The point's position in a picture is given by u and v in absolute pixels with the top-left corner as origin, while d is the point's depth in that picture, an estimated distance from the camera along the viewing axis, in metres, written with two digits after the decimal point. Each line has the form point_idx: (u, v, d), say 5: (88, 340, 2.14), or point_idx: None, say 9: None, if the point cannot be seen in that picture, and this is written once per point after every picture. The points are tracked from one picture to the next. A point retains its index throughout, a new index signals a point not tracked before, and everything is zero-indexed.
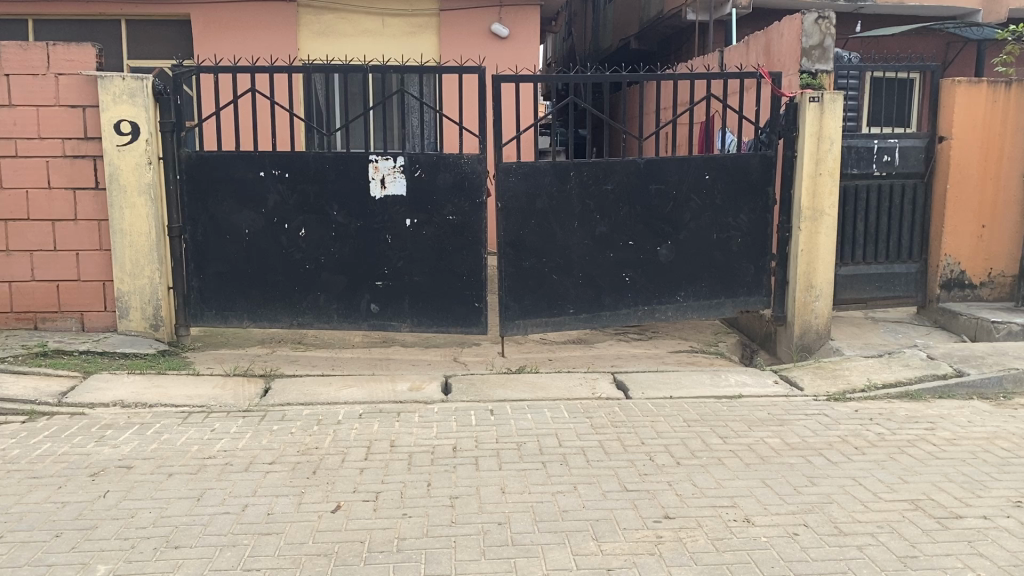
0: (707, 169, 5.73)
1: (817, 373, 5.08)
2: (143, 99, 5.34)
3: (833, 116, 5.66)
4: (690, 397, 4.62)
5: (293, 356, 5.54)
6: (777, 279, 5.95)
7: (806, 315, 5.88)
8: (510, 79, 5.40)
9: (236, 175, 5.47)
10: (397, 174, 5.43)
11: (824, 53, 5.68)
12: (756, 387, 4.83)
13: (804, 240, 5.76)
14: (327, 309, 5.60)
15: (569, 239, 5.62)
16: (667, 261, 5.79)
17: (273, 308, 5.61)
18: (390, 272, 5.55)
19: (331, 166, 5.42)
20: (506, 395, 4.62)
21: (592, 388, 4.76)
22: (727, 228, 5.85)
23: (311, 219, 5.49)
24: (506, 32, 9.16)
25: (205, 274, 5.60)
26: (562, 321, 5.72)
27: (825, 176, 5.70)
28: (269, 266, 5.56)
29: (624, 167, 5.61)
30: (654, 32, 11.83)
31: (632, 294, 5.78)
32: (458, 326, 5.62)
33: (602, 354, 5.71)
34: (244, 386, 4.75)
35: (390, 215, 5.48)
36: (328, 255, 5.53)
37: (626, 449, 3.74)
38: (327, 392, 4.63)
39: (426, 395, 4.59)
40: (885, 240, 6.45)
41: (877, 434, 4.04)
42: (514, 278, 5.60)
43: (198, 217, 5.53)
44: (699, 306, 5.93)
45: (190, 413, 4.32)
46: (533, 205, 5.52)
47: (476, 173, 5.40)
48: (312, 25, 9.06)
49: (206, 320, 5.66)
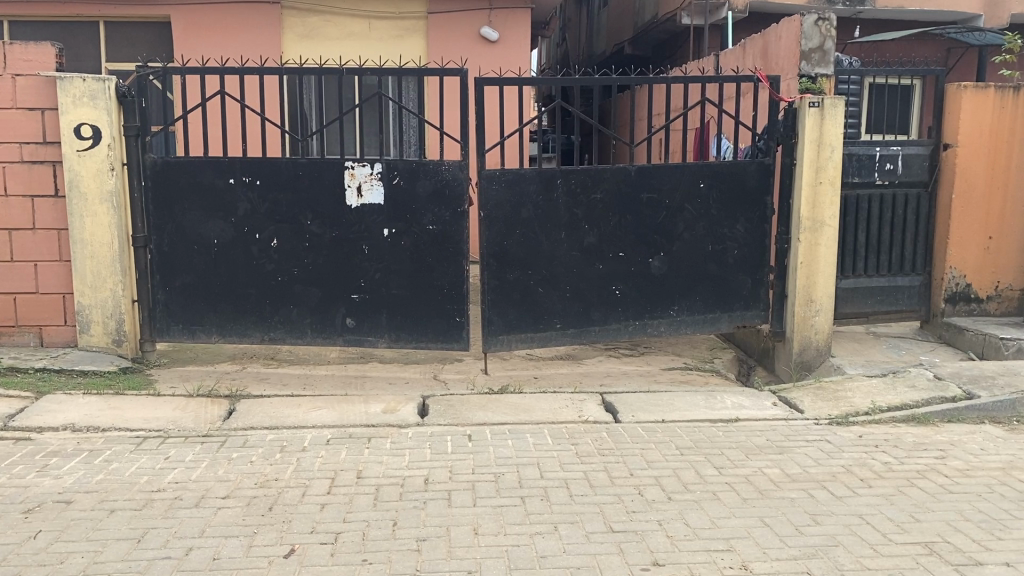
0: (702, 177, 5.45)
1: (818, 394, 4.79)
2: (105, 101, 5.04)
3: (834, 122, 5.38)
4: (683, 421, 4.32)
5: (263, 374, 5.23)
6: (775, 293, 5.67)
7: (805, 330, 5.59)
8: (494, 82, 5.09)
9: (205, 181, 5.17)
10: (374, 182, 5.13)
11: (823, 56, 5.45)
12: (753, 410, 4.53)
13: (803, 252, 5.48)
14: (300, 324, 5.30)
15: (556, 250, 5.32)
16: (660, 273, 5.50)
17: (243, 322, 5.31)
18: (366, 285, 5.24)
19: (304, 173, 5.13)
20: (486, 418, 4.32)
21: (578, 410, 4.46)
22: (723, 238, 5.56)
23: (284, 229, 5.19)
24: (496, 36, 8.89)
25: (171, 287, 5.29)
26: (549, 337, 5.42)
27: (825, 185, 5.42)
28: (239, 277, 5.26)
29: (614, 174, 5.32)
30: (648, 37, 11.58)
31: (623, 308, 5.49)
32: (439, 341, 5.32)
33: (590, 372, 5.41)
34: (206, 408, 4.44)
35: (367, 224, 5.18)
36: (301, 267, 5.24)
37: (613, 482, 3.45)
38: (294, 415, 4.32)
39: (401, 418, 4.28)
40: (887, 251, 6.18)
41: (884, 463, 3.75)
42: (498, 291, 5.30)
43: (164, 226, 5.23)
44: (694, 321, 5.64)
45: (145, 438, 4.01)
46: (518, 214, 5.23)
47: (457, 180, 5.10)
48: (297, 28, 8.80)
49: (172, 335, 5.35)
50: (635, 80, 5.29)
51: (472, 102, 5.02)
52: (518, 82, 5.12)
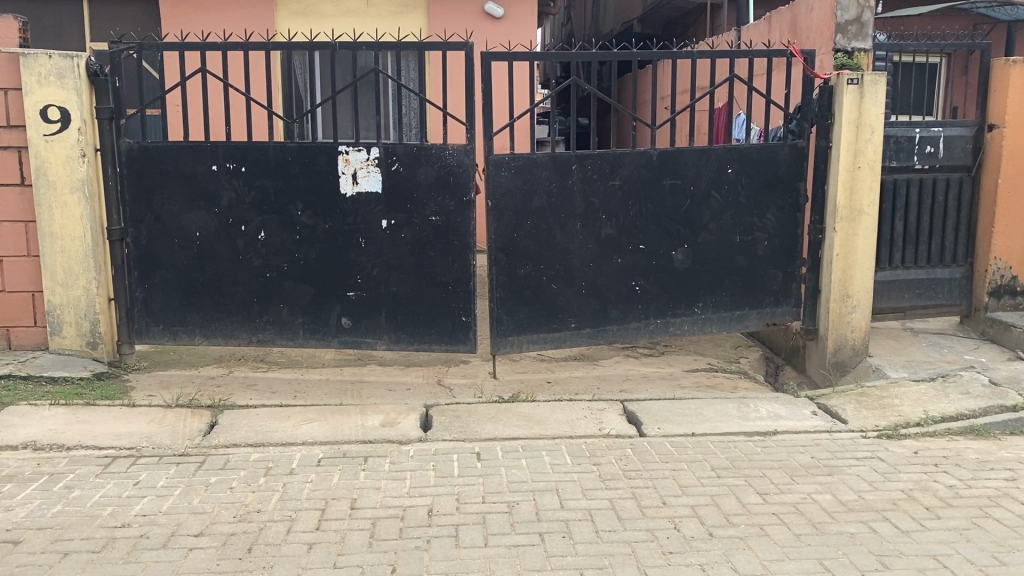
0: (730, 162, 4.98)
1: (861, 401, 4.34)
2: (73, 80, 4.57)
3: (874, 101, 4.91)
4: (716, 435, 3.89)
5: (251, 379, 4.79)
6: (807, 287, 5.22)
7: (841, 329, 5.15)
8: (502, 57, 4.60)
9: (186, 169, 4.72)
10: (370, 169, 4.67)
11: (861, 29, 5.01)
12: (791, 421, 4.09)
13: (840, 243, 5.03)
14: (290, 325, 4.86)
15: (571, 242, 4.86)
16: (684, 267, 5.05)
17: (229, 322, 4.87)
18: (363, 281, 4.79)
19: (294, 159, 4.67)
20: (497, 431, 3.88)
21: (598, 422, 4.02)
22: (752, 229, 5.10)
23: (272, 220, 4.74)
24: (501, 12, 8.43)
25: (150, 283, 4.85)
26: (563, 338, 4.97)
27: (865, 170, 4.97)
28: (224, 273, 4.81)
29: (634, 159, 4.85)
30: (658, 13, 11.06)
31: (643, 306, 5.04)
32: (444, 343, 4.87)
33: (608, 376, 4.97)
34: (186, 421, 4.01)
35: (364, 215, 4.73)
36: (292, 262, 4.78)
37: (643, 514, 3.01)
38: (282, 429, 3.88)
39: (402, 432, 3.85)
40: (926, 241, 5.71)
41: (949, 487, 3.30)
42: (507, 288, 4.85)
43: (141, 218, 4.78)
44: (720, 319, 5.19)
45: (114, 458, 3.58)
46: (529, 203, 4.77)
47: (463, 166, 4.64)
48: (290, 5, 8.40)
49: (153, 337, 4.91)
50: (656, 56, 4.80)
51: (478, 79, 4.53)
52: (528, 58, 4.64)
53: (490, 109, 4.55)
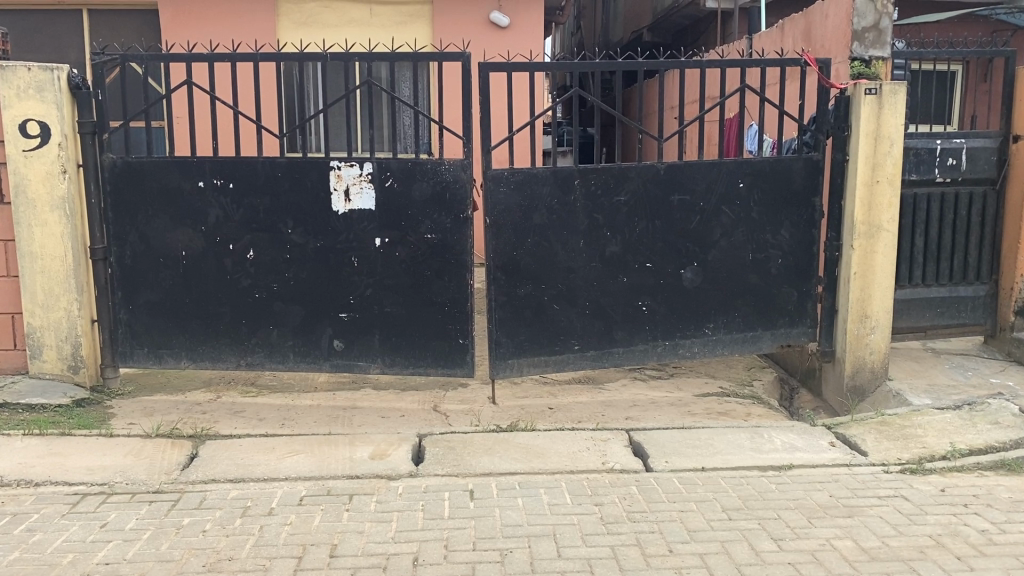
0: (742, 176, 4.74)
1: (882, 431, 4.08)
2: (53, 94, 4.38)
3: (894, 112, 4.66)
4: (727, 471, 3.64)
5: (238, 406, 4.56)
6: (824, 307, 4.97)
7: (859, 351, 4.89)
8: (500, 67, 4.37)
9: (171, 185, 4.51)
10: (363, 185, 4.45)
11: (879, 36, 4.77)
12: (808, 454, 3.84)
13: (857, 260, 4.78)
14: (280, 347, 4.64)
15: (573, 261, 4.63)
16: (693, 286, 4.80)
17: (216, 345, 4.65)
18: (356, 302, 4.57)
19: (284, 174, 4.46)
20: (493, 466, 3.64)
21: (601, 455, 3.77)
22: (766, 246, 4.86)
23: (261, 238, 4.53)
24: (506, 21, 8.36)
25: (134, 305, 4.64)
26: (566, 362, 4.73)
27: (884, 184, 4.72)
28: (211, 294, 4.60)
29: (640, 173, 4.62)
30: (668, 21, 10.86)
31: (650, 327, 4.79)
32: (440, 367, 4.63)
33: (613, 402, 4.72)
34: (164, 453, 3.79)
35: (356, 233, 4.50)
36: (281, 282, 4.57)
37: (648, 564, 2.77)
38: (265, 463, 3.66)
39: (391, 466, 3.62)
40: (948, 258, 5.45)
41: (981, 532, 3.04)
42: (507, 309, 4.61)
43: (125, 236, 4.58)
44: (732, 340, 4.94)
45: (84, 496, 3.36)
46: (529, 220, 4.53)
47: (460, 182, 4.42)
48: (292, 15, 8.35)
49: (137, 360, 4.71)
50: (663, 66, 4.57)
51: (475, 91, 4.30)
52: (528, 69, 4.42)
53: (488, 122, 4.32)
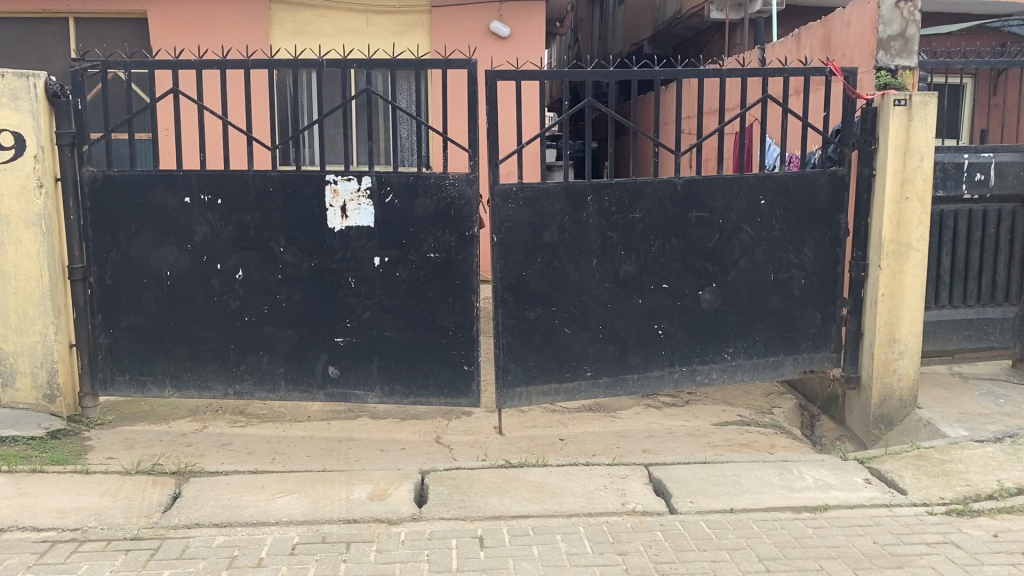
0: (763, 192, 4.47)
1: (920, 466, 3.80)
2: (29, 102, 4.09)
3: (924, 124, 4.41)
4: (758, 513, 3.35)
5: (226, 438, 4.26)
6: (849, 330, 4.69)
7: (887, 377, 4.61)
8: (508, 75, 4.08)
9: (155, 201, 4.22)
10: (361, 201, 4.16)
11: (905, 45, 4.51)
12: (843, 493, 3.55)
13: (885, 282, 4.51)
14: (271, 375, 4.33)
15: (585, 282, 4.34)
16: (712, 309, 4.52)
17: (203, 372, 4.35)
18: (353, 325, 4.27)
19: (276, 189, 4.17)
20: (503, 508, 3.34)
21: (620, 494, 3.48)
22: (788, 266, 4.58)
23: (252, 257, 4.23)
24: (507, 32, 8.17)
25: (115, 328, 4.35)
26: (577, 389, 4.43)
27: (913, 201, 4.46)
28: (197, 317, 4.30)
29: (656, 189, 4.34)
30: (670, 33, 10.64)
31: (667, 352, 4.50)
32: (442, 396, 4.33)
33: (628, 432, 4.43)
34: (145, 493, 3.47)
35: (354, 252, 4.21)
36: (273, 304, 4.27)
37: None
38: (254, 504, 3.35)
39: (393, 508, 3.31)
40: (975, 278, 5.18)
41: None
42: (515, 333, 4.31)
43: (106, 255, 4.29)
44: (753, 366, 4.65)
45: (53, 544, 3.05)
46: (539, 238, 4.24)
47: (465, 198, 4.13)
48: (287, 24, 8.13)
49: (118, 388, 4.41)
50: (681, 75, 4.30)
51: (481, 100, 4.01)
52: (538, 77, 4.14)
53: (496, 133, 4.03)
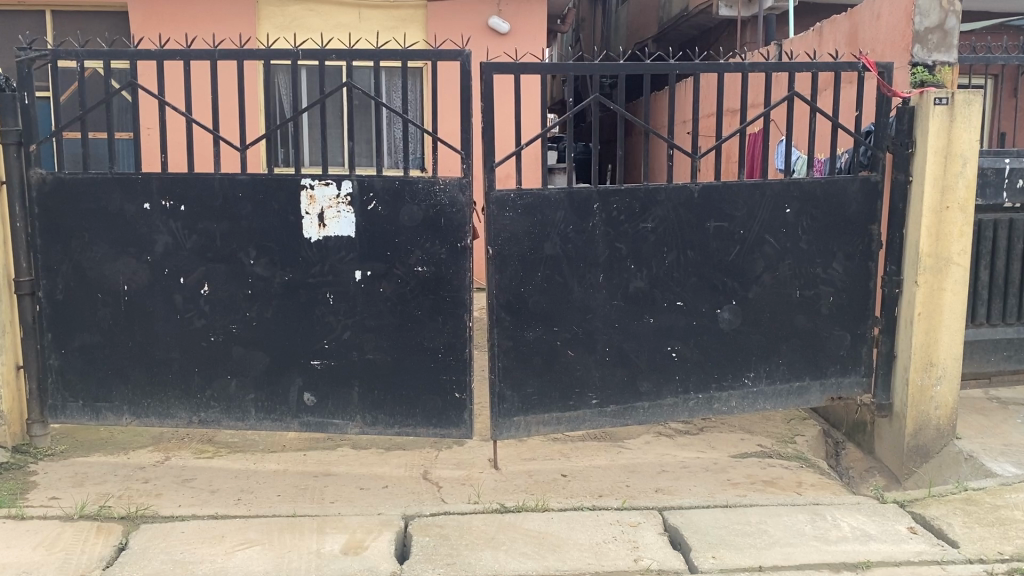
0: (789, 200, 4.03)
1: (971, 513, 3.35)
2: None
3: (967, 125, 3.98)
4: (791, 571, 2.91)
5: (189, 472, 3.82)
6: (881, 352, 4.25)
7: (922, 405, 4.17)
8: (506, 67, 3.62)
9: (112, 207, 3.77)
10: (341, 208, 3.71)
11: (943, 38, 4.06)
12: (886, 546, 3.11)
13: (922, 299, 4.07)
14: (240, 402, 3.89)
15: (591, 299, 3.89)
16: (732, 329, 4.07)
17: (165, 398, 3.91)
18: (331, 347, 3.82)
19: (246, 196, 3.72)
20: (497, 565, 2.89)
21: (631, 548, 3.03)
22: (815, 281, 4.14)
23: (218, 270, 3.79)
24: (507, 28, 7.74)
25: (67, 349, 3.91)
26: (581, 419, 3.98)
27: (955, 210, 4.03)
28: (159, 336, 3.85)
29: (670, 196, 3.89)
30: (677, 30, 10.20)
31: (681, 377, 4.05)
32: (430, 426, 3.89)
33: (638, 467, 3.99)
34: (86, 544, 3.03)
35: (333, 266, 3.76)
36: (242, 323, 3.82)
37: None
38: (210, 559, 2.91)
39: (370, 566, 2.87)
40: (1017, 293, 4.73)
41: None
42: (512, 356, 3.86)
43: (56, 267, 3.84)
44: (776, 392, 4.21)
45: None
46: (539, 250, 3.79)
47: (457, 206, 3.68)
48: (274, 19, 7.67)
49: (70, 415, 3.96)
50: (700, 69, 3.84)
51: (476, 96, 3.55)
52: (541, 71, 3.69)
53: (492, 134, 3.58)
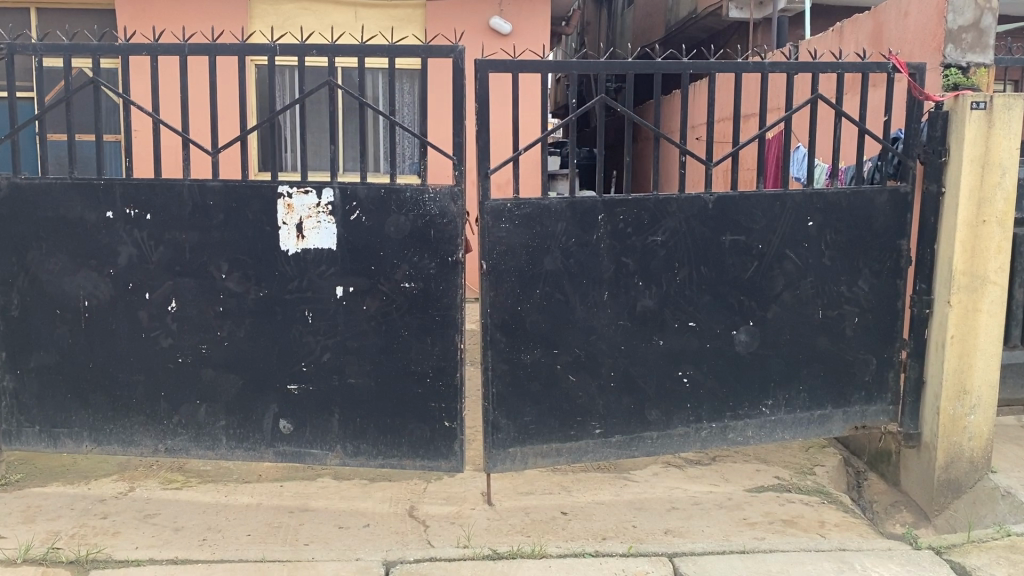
0: (811, 212, 3.69)
1: (1017, 563, 3.00)
2: None
3: (1007, 132, 3.63)
4: None
5: (153, 506, 3.49)
6: (910, 378, 3.90)
7: (955, 436, 3.82)
8: (503, 65, 3.29)
9: (71, 215, 3.44)
10: (321, 218, 3.38)
11: (979, 38, 3.73)
12: None
13: (956, 321, 3.73)
14: (210, 430, 3.56)
15: (594, 318, 3.56)
16: (748, 353, 3.74)
17: (129, 425, 3.58)
18: (310, 369, 3.49)
19: (217, 204, 3.39)
20: None
21: None
22: (839, 301, 3.80)
23: (186, 285, 3.46)
24: (508, 28, 7.43)
25: (23, 369, 3.58)
26: (583, 450, 3.64)
27: (993, 224, 3.69)
28: (121, 357, 3.53)
29: (683, 207, 3.56)
30: (684, 35, 9.91)
31: (692, 405, 3.72)
32: (417, 458, 3.55)
33: (645, 503, 3.65)
34: None
35: (312, 281, 3.42)
36: (212, 343, 3.49)
37: None
38: None
39: None
40: None
41: None
42: (508, 381, 3.52)
43: (11, 280, 3.51)
44: (796, 421, 3.86)
45: None
46: (538, 265, 3.46)
47: (447, 216, 3.35)
48: (267, 19, 7.38)
49: (26, 442, 3.64)
50: (716, 68, 3.51)
51: (469, 96, 3.22)
52: (542, 70, 3.36)
53: (488, 138, 3.25)
